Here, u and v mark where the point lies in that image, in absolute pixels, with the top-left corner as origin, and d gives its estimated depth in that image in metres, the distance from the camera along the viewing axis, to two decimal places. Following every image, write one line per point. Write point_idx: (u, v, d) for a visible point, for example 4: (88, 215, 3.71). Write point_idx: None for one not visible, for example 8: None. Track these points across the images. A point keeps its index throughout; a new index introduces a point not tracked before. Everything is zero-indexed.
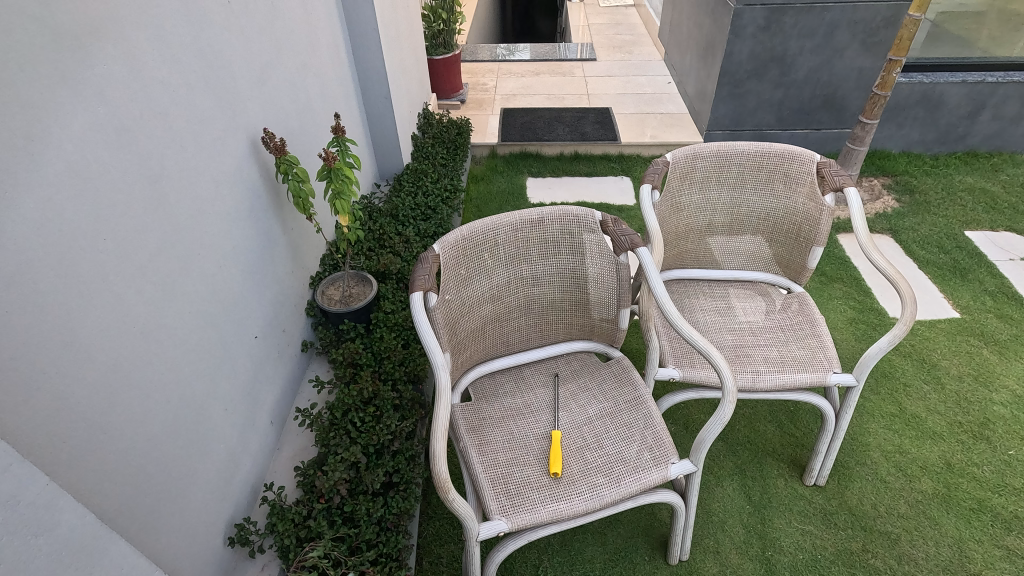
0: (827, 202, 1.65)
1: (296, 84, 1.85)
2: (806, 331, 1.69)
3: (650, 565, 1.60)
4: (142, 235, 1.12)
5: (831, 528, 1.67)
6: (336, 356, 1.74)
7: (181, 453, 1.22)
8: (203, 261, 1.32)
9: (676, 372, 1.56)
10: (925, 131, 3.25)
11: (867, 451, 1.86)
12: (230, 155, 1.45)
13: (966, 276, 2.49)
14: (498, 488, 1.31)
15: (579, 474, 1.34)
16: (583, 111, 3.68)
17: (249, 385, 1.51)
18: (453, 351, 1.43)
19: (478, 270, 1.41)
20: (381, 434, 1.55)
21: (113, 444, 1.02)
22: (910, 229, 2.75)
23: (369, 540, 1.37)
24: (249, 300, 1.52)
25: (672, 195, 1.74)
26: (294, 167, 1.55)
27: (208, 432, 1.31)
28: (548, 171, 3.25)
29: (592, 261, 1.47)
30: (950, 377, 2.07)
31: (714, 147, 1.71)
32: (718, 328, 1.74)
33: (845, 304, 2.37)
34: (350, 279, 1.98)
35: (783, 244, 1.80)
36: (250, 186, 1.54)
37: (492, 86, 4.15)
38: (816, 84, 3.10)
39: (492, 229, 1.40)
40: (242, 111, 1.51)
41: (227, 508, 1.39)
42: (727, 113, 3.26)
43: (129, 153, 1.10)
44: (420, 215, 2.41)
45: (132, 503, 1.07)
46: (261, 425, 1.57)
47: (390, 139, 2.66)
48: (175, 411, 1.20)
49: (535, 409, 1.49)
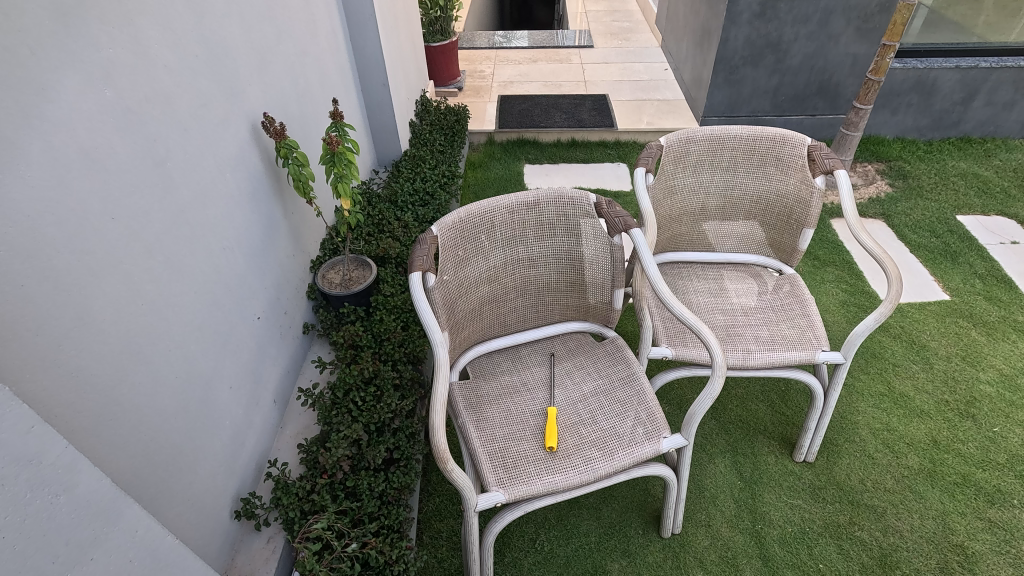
0: (817, 185, 1.69)
1: (295, 71, 1.86)
2: (796, 311, 1.72)
3: (643, 539, 1.65)
4: (147, 218, 1.15)
5: (819, 502, 1.72)
6: (337, 337, 1.78)
7: (189, 428, 1.25)
8: (207, 241, 1.35)
9: (668, 351, 1.59)
10: (919, 117, 3.27)
11: (855, 429, 1.91)
12: (233, 140, 1.47)
13: (958, 258, 2.53)
14: (496, 461, 1.35)
15: (573, 448, 1.38)
16: (581, 98, 3.70)
17: (253, 365, 1.54)
18: (452, 329, 1.47)
19: (476, 251, 1.46)
20: (382, 412, 1.59)
21: (125, 416, 1.06)
22: (903, 213, 2.79)
23: (370, 513, 1.42)
24: (251, 281, 1.54)
25: (666, 177, 1.78)
26: (294, 151, 1.57)
27: (213, 410, 1.35)
28: (546, 158, 3.27)
29: (587, 243, 1.52)
30: (939, 357, 2.12)
31: (708, 131, 1.74)
32: (711, 309, 1.77)
33: (838, 287, 2.41)
34: (350, 263, 2.00)
35: (775, 226, 1.83)
36: (251, 170, 1.56)
37: (490, 72, 4.15)
38: (811, 70, 3.11)
39: (489, 211, 1.45)
40: (242, 95, 1.53)
41: (234, 483, 1.42)
42: (722, 99, 3.26)
43: (135, 136, 1.12)
44: (419, 200, 2.43)
45: (142, 473, 1.11)
46: (265, 405, 1.60)
47: (388, 125, 2.67)
48: (182, 389, 1.24)
49: (532, 387, 1.53)
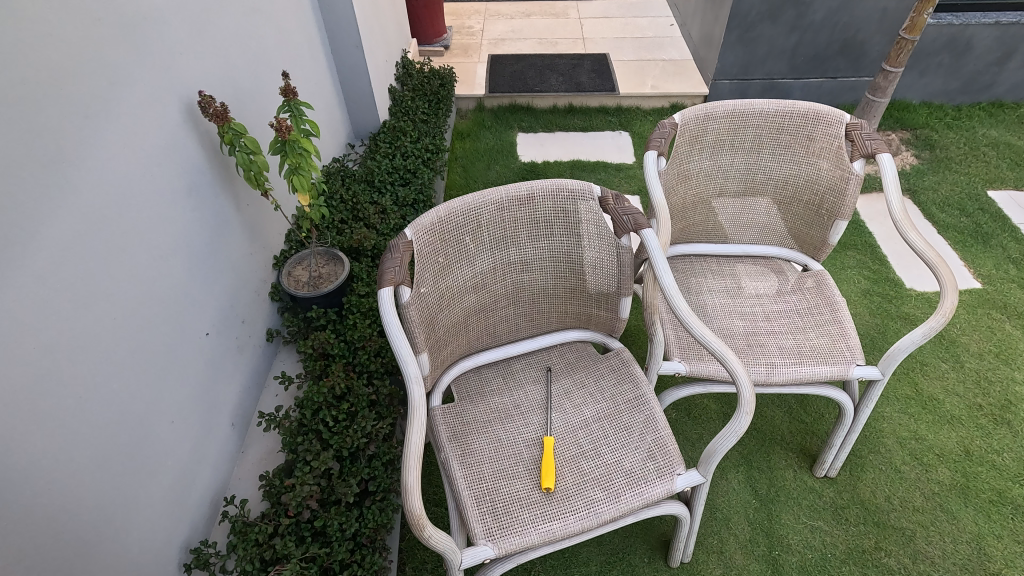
0: (855, 169, 1.45)
1: (245, 35, 1.58)
2: (826, 316, 1.52)
3: (649, 568, 1.49)
4: (39, 236, 0.91)
5: (842, 525, 1.56)
6: (305, 347, 1.57)
7: (115, 482, 1.05)
8: (131, 254, 1.12)
9: (681, 367, 1.39)
10: (948, 80, 2.99)
11: (881, 438, 1.74)
12: (162, 125, 1.21)
13: (989, 241, 2.32)
14: (484, 506, 1.16)
15: (574, 489, 1.19)
16: (579, 58, 3.38)
17: (203, 390, 1.33)
18: (431, 348, 1.26)
19: (459, 256, 1.24)
20: (355, 438, 1.40)
21: (17, 491, 0.86)
22: (930, 188, 2.56)
23: (342, 560, 1.24)
24: (196, 293, 1.32)
25: (679, 161, 1.54)
26: (242, 137, 1.30)
27: (150, 453, 1.15)
28: (540, 126, 2.99)
29: (590, 244, 1.30)
30: (971, 355, 1.93)
31: (729, 106, 1.49)
32: (728, 312, 1.56)
33: (859, 274, 2.21)
34: (320, 257, 1.76)
35: (802, 217, 1.60)
36: (191, 159, 1.30)
37: (479, 29, 3.80)
38: (835, 27, 2.81)
39: (474, 208, 1.21)
40: (174, 68, 1.26)
41: (183, 528, 1.24)
42: (735, 60, 2.96)
43: (12, 133, 0.87)
44: (399, 179, 2.18)
45: (47, 554, 0.91)
46: (221, 431, 1.40)
47: (364, 92, 2.37)
48: (102, 438, 1.03)
49: (525, 410, 1.34)
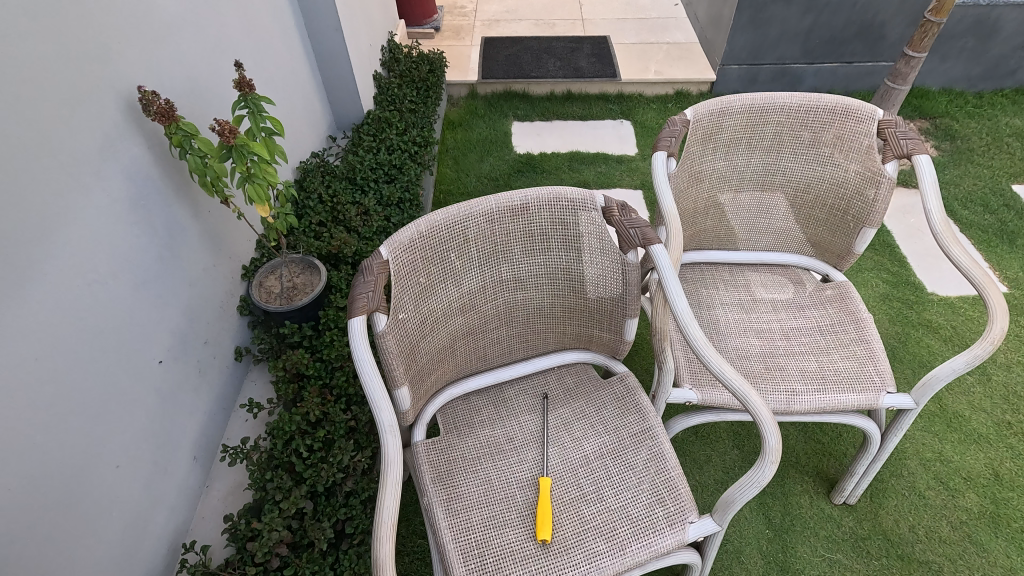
0: (888, 172, 1.29)
1: (203, 18, 1.41)
2: (850, 334, 1.38)
3: None
4: None
5: (862, 558, 1.44)
6: (276, 368, 1.42)
7: (41, 545, 0.92)
8: (59, 280, 0.96)
9: (692, 395, 1.26)
10: (970, 65, 2.82)
11: (903, 460, 1.61)
12: (96, 127, 1.05)
13: (1015, 240, 2.17)
14: (471, 561, 1.03)
15: (573, 540, 1.06)
16: (578, 41, 3.18)
17: (155, 424, 1.18)
18: (413, 379, 1.12)
19: (443, 276, 1.09)
20: (331, 473, 1.26)
21: None
22: (951, 183, 2.40)
23: None
24: (146, 315, 1.17)
25: (691, 162, 1.38)
26: (193, 139, 1.15)
27: (88, 505, 1.01)
28: (537, 115, 2.81)
29: (592, 259, 1.15)
30: (998, 367, 1.80)
31: (747, 99, 1.33)
32: (742, 329, 1.42)
33: (878, 277, 2.07)
34: (295, 266, 1.61)
35: (825, 223, 1.45)
36: (136, 164, 1.14)
37: (472, 9, 3.58)
38: (852, 8, 2.63)
39: (461, 222, 1.06)
40: (112, 59, 1.10)
41: None
42: (745, 43, 2.77)
43: None
44: (384, 176, 2.01)
45: None
46: (180, 467, 1.26)
47: (346, 79, 2.19)
48: (23, 497, 0.89)
49: (519, 445, 1.20)
